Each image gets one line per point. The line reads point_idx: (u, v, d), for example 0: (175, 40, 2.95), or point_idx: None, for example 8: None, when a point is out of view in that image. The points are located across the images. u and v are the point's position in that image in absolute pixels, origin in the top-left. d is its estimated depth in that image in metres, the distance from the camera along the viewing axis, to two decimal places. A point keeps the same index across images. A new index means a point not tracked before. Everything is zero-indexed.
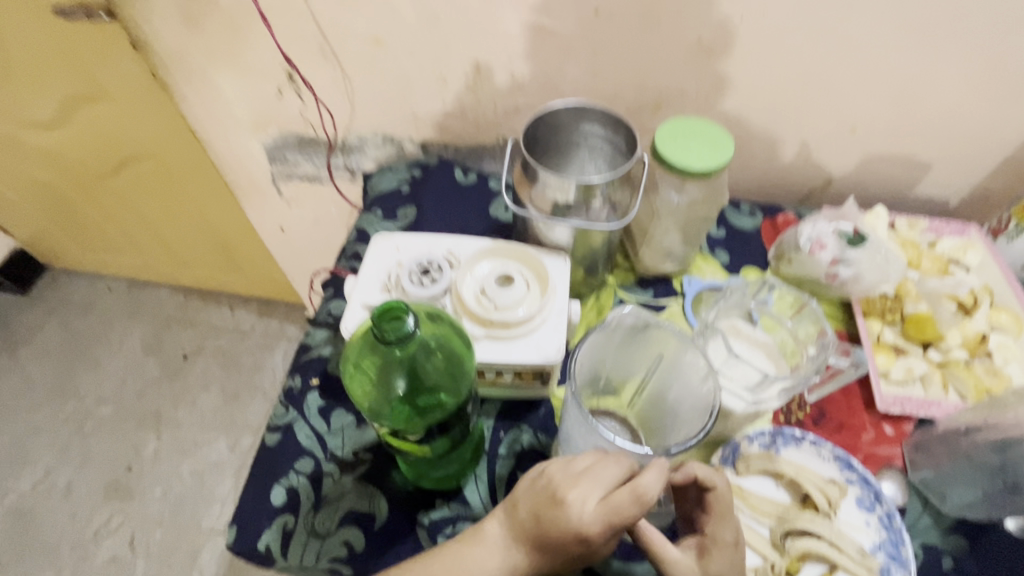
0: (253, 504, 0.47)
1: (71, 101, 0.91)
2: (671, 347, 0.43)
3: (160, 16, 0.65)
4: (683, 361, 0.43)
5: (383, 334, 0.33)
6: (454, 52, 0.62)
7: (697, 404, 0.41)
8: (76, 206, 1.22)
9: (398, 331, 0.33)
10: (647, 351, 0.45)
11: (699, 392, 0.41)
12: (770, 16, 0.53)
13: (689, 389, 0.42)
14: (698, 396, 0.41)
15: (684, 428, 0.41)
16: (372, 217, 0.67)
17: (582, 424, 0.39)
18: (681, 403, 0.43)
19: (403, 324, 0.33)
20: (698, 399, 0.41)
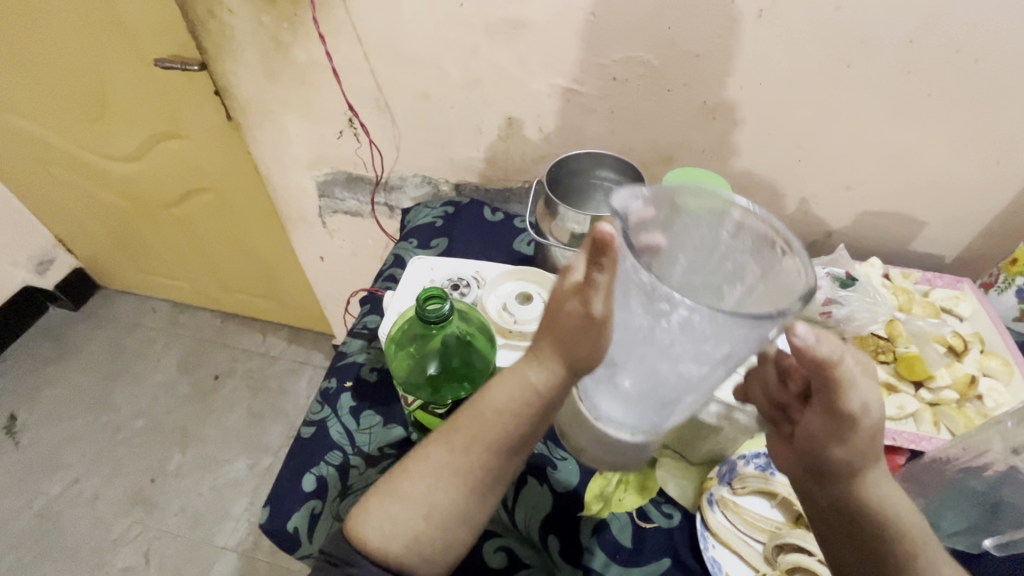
0: (286, 489, 0.51)
1: (153, 137, 1.04)
2: (684, 222, 0.37)
3: (246, 68, 0.77)
4: (698, 236, 0.37)
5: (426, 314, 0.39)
6: (490, 108, 0.72)
7: (749, 264, 0.37)
8: (138, 231, 1.35)
9: (437, 313, 0.39)
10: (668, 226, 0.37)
11: (739, 252, 0.37)
12: (768, 87, 0.61)
13: (713, 270, 0.38)
14: (747, 254, 0.37)
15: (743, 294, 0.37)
16: (409, 245, 0.75)
17: (697, 336, 0.32)
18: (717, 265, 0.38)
19: (441, 308, 0.39)
20: (747, 263, 0.37)
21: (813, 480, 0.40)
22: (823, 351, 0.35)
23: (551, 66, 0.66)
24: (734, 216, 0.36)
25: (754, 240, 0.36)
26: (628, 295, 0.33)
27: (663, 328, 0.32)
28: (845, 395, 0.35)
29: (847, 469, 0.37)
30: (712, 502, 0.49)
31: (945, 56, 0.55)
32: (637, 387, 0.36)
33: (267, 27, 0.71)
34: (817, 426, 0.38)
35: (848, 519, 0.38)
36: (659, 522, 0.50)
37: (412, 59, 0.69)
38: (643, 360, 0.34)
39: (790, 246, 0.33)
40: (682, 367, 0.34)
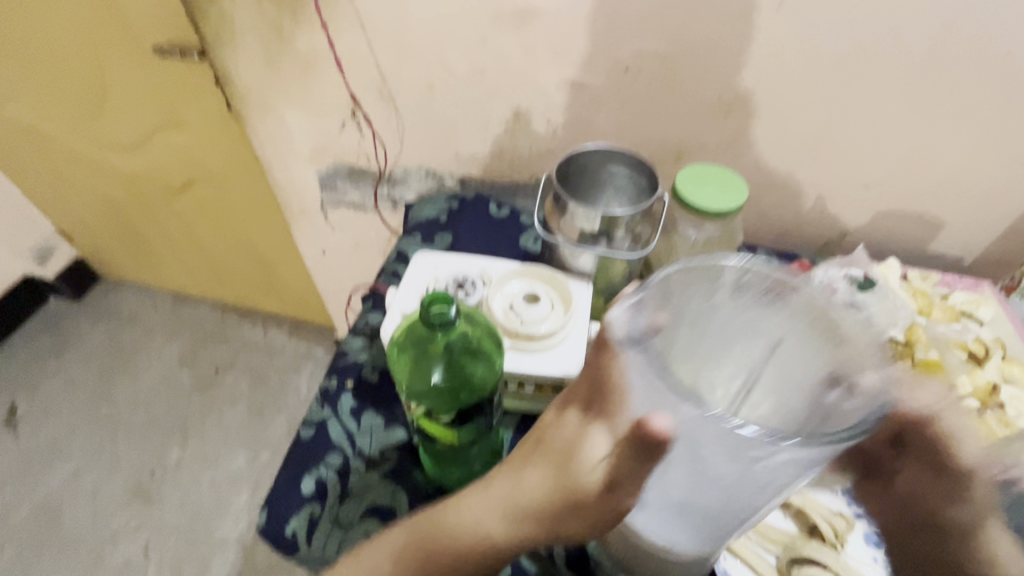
0: (284, 492, 0.50)
1: (152, 127, 1.02)
2: (681, 298, 0.38)
3: (246, 58, 0.75)
4: (697, 305, 0.39)
5: (429, 318, 0.38)
6: (497, 100, 0.70)
7: (756, 320, 0.40)
8: (139, 222, 1.33)
9: (442, 317, 0.38)
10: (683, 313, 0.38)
11: (741, 314, 0.40)
12: (787, 81, 0.59)
13: (725, 332, 0.39)
14: (752, 311, 0.40)
15: (763, 349, 0.39)
16: (412, 241, 0.73)
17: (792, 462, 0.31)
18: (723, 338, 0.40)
19: (447, 312, 0.38)
20: (755, 319, 0.40)
21: (916, 531, 0.41)
22: (918, 404, 0.38)
23: (561, 57, 0.63)
24: (729, 277, 0.39)
25: (755, 294, 0.40)
26: (709, 446, 0.31)
27: (757, 468, 0.31)
28: (953, 448, 0.39)
29: (961, 524, 0.39)
30: None
31: (973, 51, 0.53)
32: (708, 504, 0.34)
33: (268, 16, 0.69)
34: (918, 478, 0.40)
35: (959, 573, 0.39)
36: None
37: (417, 48, 0.67)
38: (727, 493, 0.33)
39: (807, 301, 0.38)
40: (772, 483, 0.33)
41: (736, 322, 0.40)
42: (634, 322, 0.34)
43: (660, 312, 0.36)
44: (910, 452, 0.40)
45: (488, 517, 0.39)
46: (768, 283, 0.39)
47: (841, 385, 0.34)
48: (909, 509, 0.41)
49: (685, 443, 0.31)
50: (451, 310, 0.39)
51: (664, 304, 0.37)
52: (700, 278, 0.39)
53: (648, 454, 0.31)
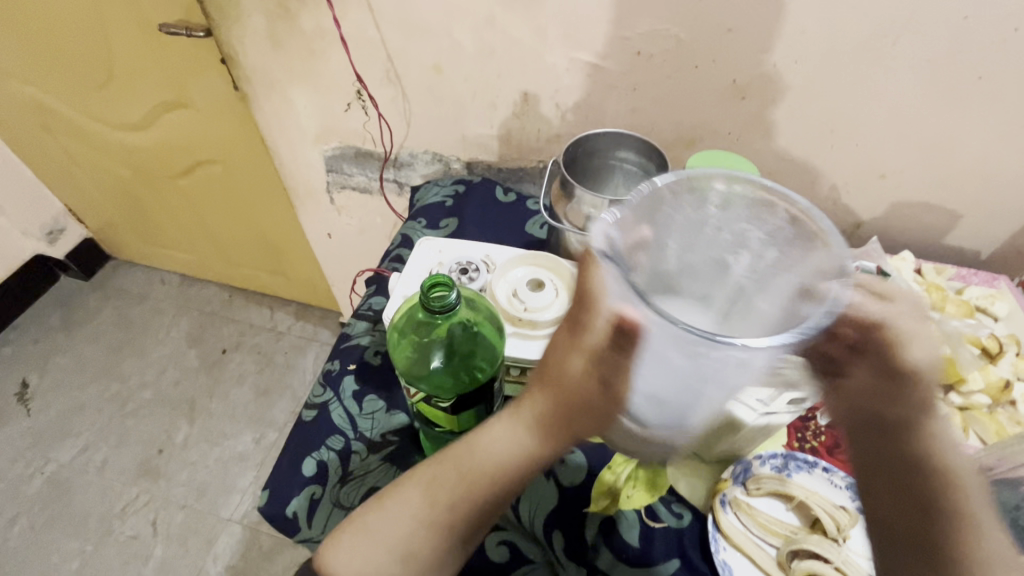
0: (285, 473, 0.50)
1: (159, 107, 1.01)
2: (670, 209, 0.37)
3: (252, 36, 0.74)
4: (687, 217, 0.37)
5: (431, 303, 0.37)
6: (505, 83, 0.69)
7: (748, 233, 0.37)
8: (146, 202, 1.33)
9: (442, 301, 0.37)
10: (675, 214, 0.37)
11: (736, 224, 0.38)
12: (804, 64, 0.57)
13: (711, 244, 0.38)
14: (744, 221, 0.37)
15: (751, 261, 0.37)
16: (417, 225, 0.72)
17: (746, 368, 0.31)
18: (722, 239, 0.38)
19: (447, 296, 0.37)
20: (744, 233, 0.37)
21: (871, 436, 0.37)
22: (869, 308, 0.35)
23: (571, 38, 0.62)
24: (717, 187, 0.37)
25: (745, 207, 0.37)
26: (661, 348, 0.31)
27: (710, 365, 0.31)
28: (903, 350, 0.35)
29: (905, 422, 0.36)
30: (725, 503, 0.47)
31: (1000, 36, 0.51)
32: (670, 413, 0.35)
33: None
34: (871, 384, 0.36)
35: (906, 481, 0.35)
36: (669, 522, 0.48)
37: (424, 28, 0.66)
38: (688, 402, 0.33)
39: (799, 210, 0.35)
40: (735, 386, 0.33)
41: (727, 235, 0.38)
42: (613, 232, 0.33)
43: (645, 224, 0.35)
44: (868, 355, 0.35)
45: (502, 446, 0.38)
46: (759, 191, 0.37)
47: (812, 296, 0.32)
48: (865, 410, 0.37)
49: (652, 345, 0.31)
50: (451, 294, 0.38)
51: (649, 215, 0.36)
52: (688, 189, 0.37)
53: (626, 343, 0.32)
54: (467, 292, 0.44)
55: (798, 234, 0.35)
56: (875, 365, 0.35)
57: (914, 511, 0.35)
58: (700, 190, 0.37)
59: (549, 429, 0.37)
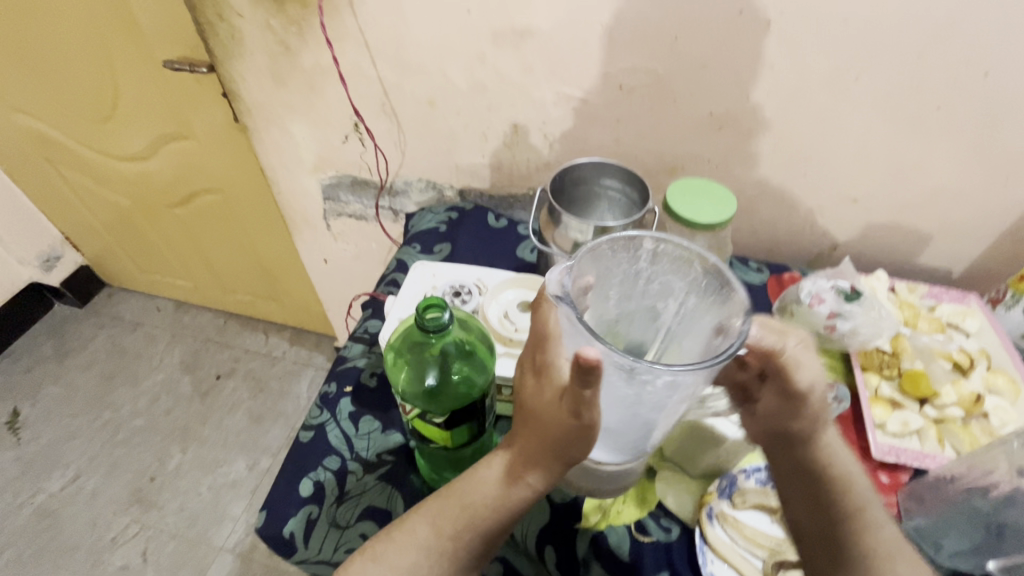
0: (282, 494, 0.51)
1: (160, 138, 1.04)
2: (608, 263, 0.41)
3: (254, 72, 0.78)
4: (622, 270, 0.42)
5: (424, 322, 0.39)
6: (496, 115, 0.72)
7: (674, 282, 0.42)
8: (144, 230, 1.35)
9: (436, 322, 0.39)
10: (612, 273, 0.42)
11: (660, 274, 0.42)
12: (775, 98, 0.61)
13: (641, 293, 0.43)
14: (668, 273, 0.42)
15: (677, 307, 0.42)
16: (412, 250, 0.75)
17: (678, 391, 0.36)
18: (652, 289, 0.43)
19: (440, 317, 0.39)
20: (671, 282, 0.42)
21: (778, 450, 0.45)
22: (766, 343, 0.43)
23: (558, 74, 0.66)
24: (647, 244, 0.40)
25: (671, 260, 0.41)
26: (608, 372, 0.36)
27: (649, 389, 0.35)
28: (793, 375, 0.43)
29: (801, 435, 0.44)
30: (712, 516, 0.48)
31: (953, 70, 0.55)
32: (617, 428, 0.40)
33: (275, 32, 0.71)
34: (774, 407, 0.44)
35: (813, 487, 0.43)
36: (658, 536, 0.49)
37: (419, 65, 0.69)
38: (631, 418, 0.38)
39: (713, 265, 0.38)
40: (672, 405, 0.38)
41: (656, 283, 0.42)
42: (564, 282, 0.37)
43: (588, 275, 0.40)
44: (771, 380, 0.44)
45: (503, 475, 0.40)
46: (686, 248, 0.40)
47: (723, 333, 0.36)
48: (770, 429, 0.45)
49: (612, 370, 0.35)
50: (444, 315, 0.40)
51: (589, 269, 0.40)
52: (623, 248, 0.40)
53: (583, 382, 0.33)
54: (459, 313, 0.46)
55: (714, 281, 0.39)
56: (776, 385, 0.44)
57: (825, 514, 0.41)
58: (631, 246, 0.40)
59: (530, 451, 0.39)
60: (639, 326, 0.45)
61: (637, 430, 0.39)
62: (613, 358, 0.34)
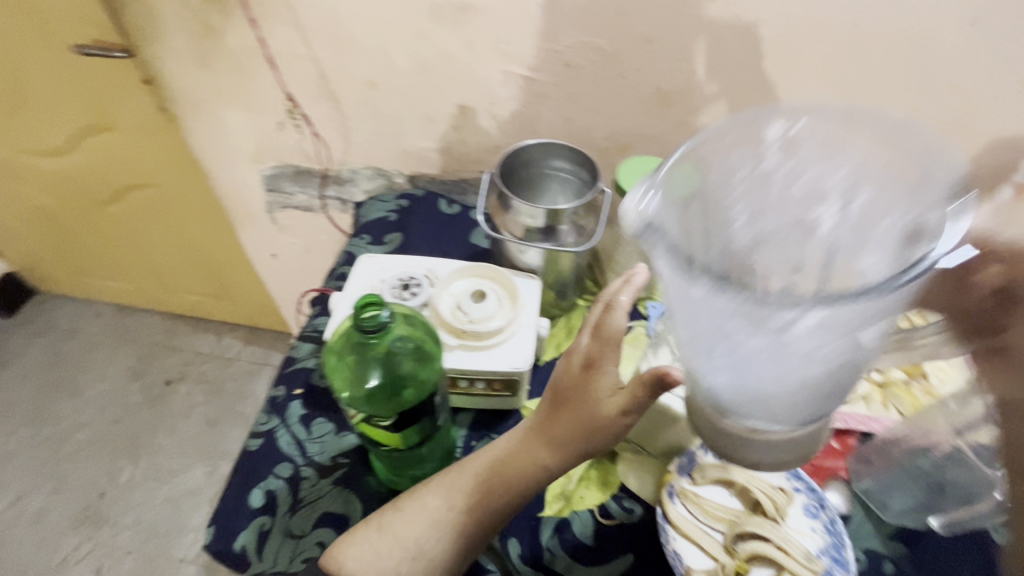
0: (232, 507, 0.49)
1: (81, 131, 0.96)
2: (724, 166, 0.38)
3: (176, 55, 0.72)
4: (745, 171, 0.38)
5: (363, 323, 0.37)
6: (441, 96, 0.69)
7: (824, 182, 0.37)
8: (72, 231, 1.25)
9: (375, 320, 0.37)
10: (733, 174, 0.38)
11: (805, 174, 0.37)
12: (720, 74, 0.61)
13: (785, 200, 0.36)
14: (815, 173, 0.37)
15: (839, 213, 0.36)
16: (360, 242, 0.72)
17: (827, 338, 0.29)
18: (799, 187, 0.37)
19: (379, 315, 0.38)
20: (823, 178, 0.37)
21: None
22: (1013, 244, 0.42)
23: (503, 52, 0.63)
24: (773, 136, 0.40)
25: (814, 147, 0.39)
26: (726, 319, 0.29)
27: (788, 337, 0.29)
28: None
29: None
30: (672, 495, 0.48)
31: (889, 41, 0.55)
32: (751, 388, 0.32)
33: (195, 11, 0.66)
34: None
35: None
36: (621, 518, 0.49)
37: (355, 45, 0.65)
38: (771, 376, 0.31)
39: (866, 157, 0.38)
40: (827, 362, 0.30)
41: (805, 182, 0.37)
42: (646, 208, 0.34)
43: (704, 176, 0.37)
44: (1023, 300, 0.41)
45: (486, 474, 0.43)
46: (817, 133, 0.39)
47: (919, 237, 0.31)
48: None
49: (724, 317, 0.29)
50: (384, 312, 0.38)
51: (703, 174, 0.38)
52: (746, 143, 0.40)
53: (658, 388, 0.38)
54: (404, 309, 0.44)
55: (860, 181, 0.37)
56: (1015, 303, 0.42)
57: None
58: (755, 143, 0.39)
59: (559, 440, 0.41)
60: (792, 250, 0.36)
61: (777, 392, 0.32)
62: (725, 300, 0.28)
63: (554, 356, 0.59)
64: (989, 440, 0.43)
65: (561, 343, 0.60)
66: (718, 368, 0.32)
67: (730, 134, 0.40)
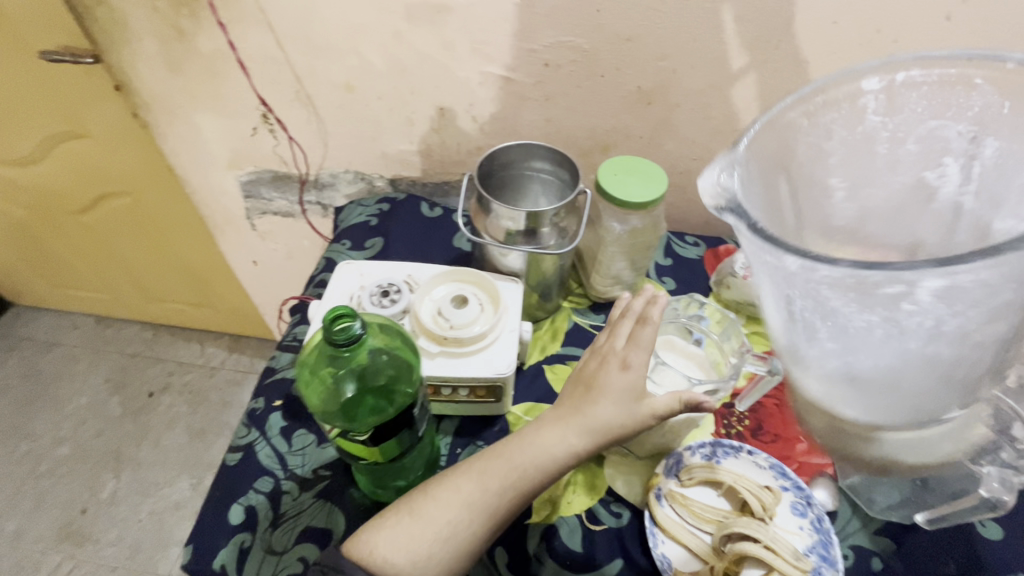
0: (211, 525, 0.47)
1: (50, 139, 0.93)
2: (816, 126, 0.38)
3: (145, 60, 0.70)
4: (840, 137, 0.39)
5: (335, 337, 0.36)
6: (419, 98, 0.68)
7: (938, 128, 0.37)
8: (46, 242, 1.22)
9: (348, 333, 0.35)
10: (828, 139, 0.38)
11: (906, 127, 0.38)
12: (698, 72, 0.60)
13: (895, 163, 0.39)
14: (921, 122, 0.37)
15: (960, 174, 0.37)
16: (341, 248, 0.71)
17: (944, 307, 0.27)
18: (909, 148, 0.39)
19: (352, 327, 0.36)
20: (942, 131, 0.37)
21: None
22: None
23: (480, 53, 0.62)
24: (874, 84, 0.37)
25: (923, 92, 0.37)
26: (834, 295, 0.29)
27: (902, 310, 0.28)
28: None
29: None
30: (661, 497, 0.49)
31: (865, 36, 0.55)
32: (868, 371, 0.31)
33: (163, 14, 0.64)
34: None
35: None
36: (609, 522, 0.49)
37: (329, 47, 0.64)
38: (883, 357, 0.30)
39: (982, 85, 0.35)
40: (976, 332, 0.29)
41: (915, 138, 0.38)
42: (720, 187, 0.33)
43: (780, 153, 0.37)
44: None
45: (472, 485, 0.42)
46: (932, 75, 0.36)
47: None
48: None
49: (810, 296, 0.30)
50: (357, 324, 0.36)
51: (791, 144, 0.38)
52: (845, 101, 0.38)
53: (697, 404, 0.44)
54: (379, 318, 0.42)
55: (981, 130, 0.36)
56: None
57: None
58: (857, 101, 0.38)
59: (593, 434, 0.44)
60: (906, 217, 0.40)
61: (897, 373, 0.31)
62: (823, 271, 0.28)
63: (539, 360, 0.58)
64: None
65: (546, 346, 0.60)
66: (828, 360, 0.32)
67: (832, 91, 0.38)
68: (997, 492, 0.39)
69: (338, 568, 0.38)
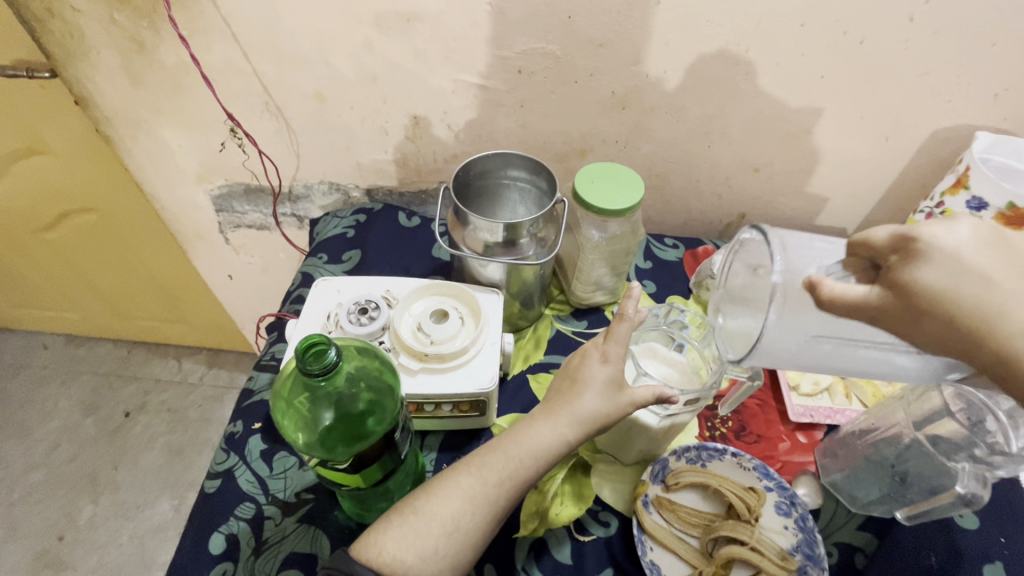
0: (189, 556, 0.46)
1: (8, 156, 0.89)
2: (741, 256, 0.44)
3: (105, 74, 0.67)
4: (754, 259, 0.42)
5: (309, 366, 0.35)
6: (392, 107, 0.67)
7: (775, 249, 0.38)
8: (9, 262, 1.17)
9: (322, 362, 0.35)
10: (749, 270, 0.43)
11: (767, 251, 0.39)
12: (671, 75, 0.60)
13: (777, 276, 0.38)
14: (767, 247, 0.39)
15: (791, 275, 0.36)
16: (317, 261, 0.69)
17: (794, 362, 0.37)
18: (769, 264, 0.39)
19: (327, 356, 0.35)
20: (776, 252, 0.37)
21: None
22: None
23: (452, 60, 0.61)
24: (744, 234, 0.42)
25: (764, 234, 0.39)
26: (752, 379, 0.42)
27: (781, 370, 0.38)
28: None
29: None
30: (647, 504, 0.49)
31: (833, 38, 0.56)
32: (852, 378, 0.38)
33: (122, 27, 0.62)
34: None
35: None
36: (598, 532, 0.49)
37: (297, 57, 0.63)
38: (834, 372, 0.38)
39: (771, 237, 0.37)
40: (831, 343, 0.36)
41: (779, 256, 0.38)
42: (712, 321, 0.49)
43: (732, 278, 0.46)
44: None
45: (454, 498, 0.40)
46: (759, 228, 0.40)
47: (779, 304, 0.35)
48: None
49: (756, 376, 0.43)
50: (331, 352, 0.36)
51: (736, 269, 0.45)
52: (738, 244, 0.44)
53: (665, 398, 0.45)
54: (351, 342, 0.41)
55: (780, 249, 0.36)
56: None
57: None
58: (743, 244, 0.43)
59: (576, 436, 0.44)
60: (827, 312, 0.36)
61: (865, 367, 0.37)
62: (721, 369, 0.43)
63: (523, 370, 0.58)
64: (949, 431, 0.43)
65: (530, 355, 0.60)
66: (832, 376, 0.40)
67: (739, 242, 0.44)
68: (973, 488, 0.41)
69: (349, 571, 0.35)
